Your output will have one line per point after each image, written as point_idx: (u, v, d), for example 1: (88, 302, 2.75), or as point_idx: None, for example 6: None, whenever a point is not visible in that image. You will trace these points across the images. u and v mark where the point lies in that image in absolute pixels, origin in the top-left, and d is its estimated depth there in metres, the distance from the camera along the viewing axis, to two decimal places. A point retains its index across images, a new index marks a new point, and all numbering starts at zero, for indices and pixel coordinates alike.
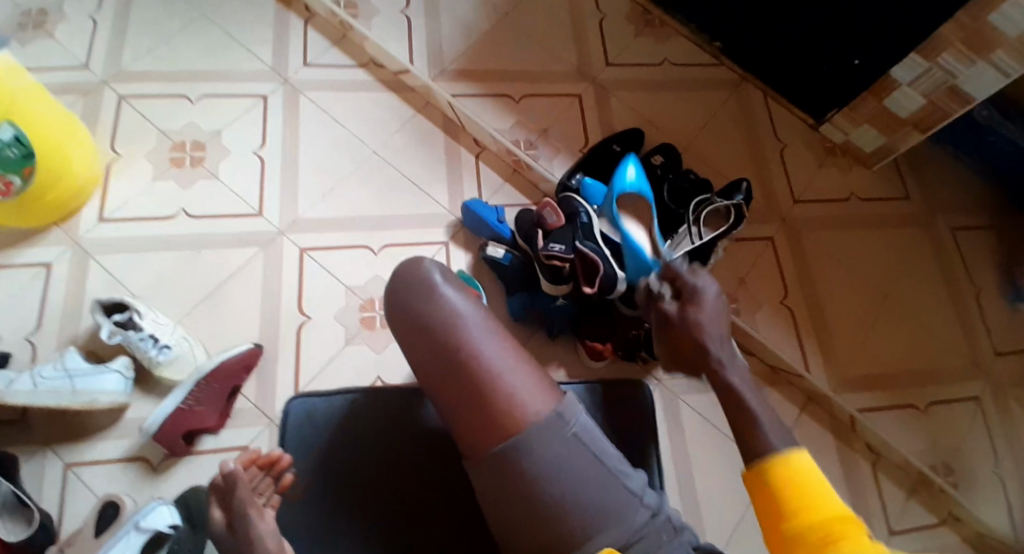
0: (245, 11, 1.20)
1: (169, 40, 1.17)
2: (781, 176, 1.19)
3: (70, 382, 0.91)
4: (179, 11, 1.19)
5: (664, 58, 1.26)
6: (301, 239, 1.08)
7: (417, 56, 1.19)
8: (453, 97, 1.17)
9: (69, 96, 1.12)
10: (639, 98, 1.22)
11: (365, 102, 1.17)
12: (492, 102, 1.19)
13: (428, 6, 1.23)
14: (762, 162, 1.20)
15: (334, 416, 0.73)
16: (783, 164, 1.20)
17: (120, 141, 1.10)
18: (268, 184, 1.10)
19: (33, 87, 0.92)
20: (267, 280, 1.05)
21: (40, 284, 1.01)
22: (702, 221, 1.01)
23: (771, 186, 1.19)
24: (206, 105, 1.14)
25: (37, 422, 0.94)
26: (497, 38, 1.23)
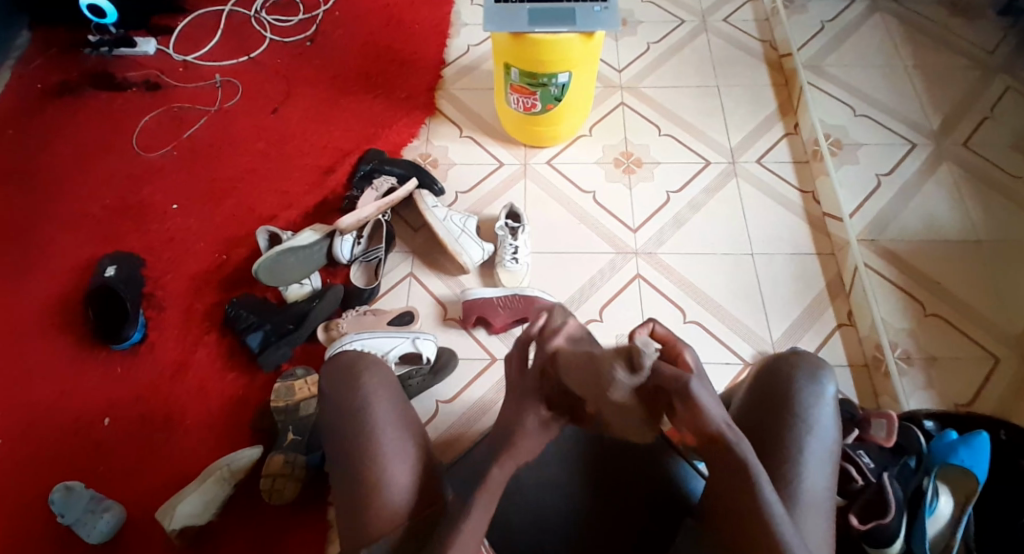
0: (464, 201, 1.54)
1: (409, 229, 1.55)
2: (947, 424, 1.23)
3: (302, 461, 1.30)
4: (413, 205, 1.57)
5: (829, 301, 1.39)
6: (462, 395, 1.37)
7: (596, 261, 1.44)
8: (610, 300, 1.40)
9: (316, 253, 1.44)
10: (782, 331, 1.36)
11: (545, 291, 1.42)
12: (653, 311, 1.39)
13: (603, 220, 1.48)
14: (928, 409, 1.26)
15: (534, 500, 0.95)
16: (953, 415, 1.24)
17: (359, 300, 1.46)
18: (462, 351, 1.41)
19: (293, 267, 1.42)
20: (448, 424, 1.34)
21: (297, 401, 1.36)
22: (850, 455, 1.18)
23: (926, 433, 1.22)
24: (421, 283, 1.48)
25: (277, 496, 1.29)
26: (664, 255, 1.44)
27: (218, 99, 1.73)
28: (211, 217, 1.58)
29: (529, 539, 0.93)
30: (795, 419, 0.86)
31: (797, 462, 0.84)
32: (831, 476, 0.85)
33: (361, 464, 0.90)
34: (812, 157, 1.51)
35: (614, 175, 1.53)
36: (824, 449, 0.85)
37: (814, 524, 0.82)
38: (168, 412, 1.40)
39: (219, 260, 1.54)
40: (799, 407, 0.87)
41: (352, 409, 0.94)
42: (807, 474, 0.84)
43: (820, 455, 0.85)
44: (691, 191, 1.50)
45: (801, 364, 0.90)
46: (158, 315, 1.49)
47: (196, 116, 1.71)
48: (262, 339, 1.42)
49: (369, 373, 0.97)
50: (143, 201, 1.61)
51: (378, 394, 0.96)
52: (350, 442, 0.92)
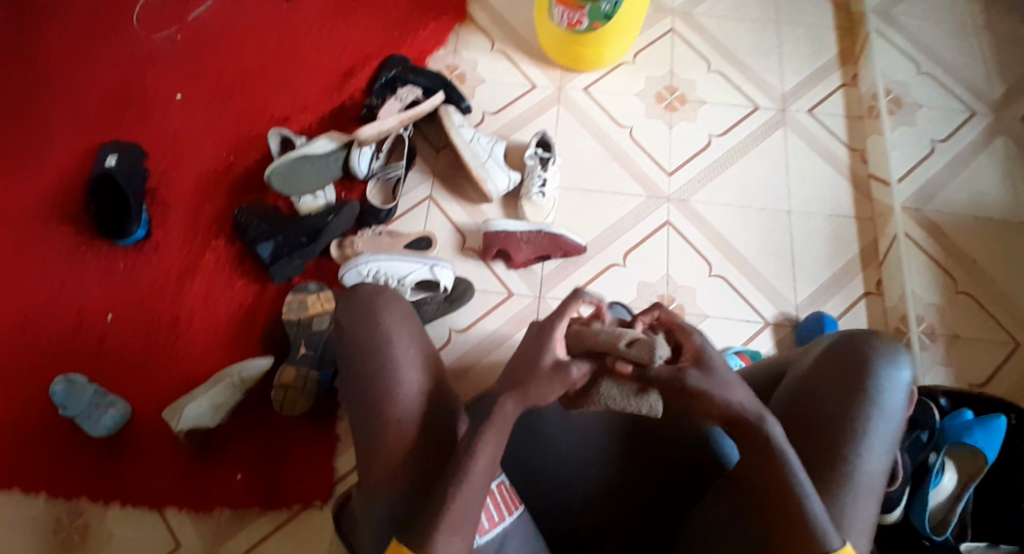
0: (493, 126, 1.46)
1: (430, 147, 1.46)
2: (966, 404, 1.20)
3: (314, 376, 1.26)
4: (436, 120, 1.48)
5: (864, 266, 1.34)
6: (477, 326, 1.33)
7: (629, 203, 1.39)
8: (641, 241, 1.36)
9: (331, 161, 1.37)
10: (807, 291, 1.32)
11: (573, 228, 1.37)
12: (680, 259, 1.34)
13: (636, 159, 1.42)
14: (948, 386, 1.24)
15: (563, 453, 0.95)
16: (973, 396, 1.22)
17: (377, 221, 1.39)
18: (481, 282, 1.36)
19: (308, 174, 1.36)
20: (459, 357, 1.31)
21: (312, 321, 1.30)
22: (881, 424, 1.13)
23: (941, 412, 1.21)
24: (440, 207, 1.42)
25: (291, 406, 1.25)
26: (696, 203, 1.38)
27: None
28: (219, 114, 1.49)
29: (547, 487, 0.94)
30: (866, 401, 0.81)
31: (858, 442, 0.80)
32: (887, 455, 0.81)
33: (371, 411, 0.83)
34: (866, 113, 1.43)
35: (654, 111, 1.45)
36: (890, 433, 0.80)
37: (863, 506, 0.79)
38: (170, 315, 1.37)
39: (227, 160, 1.46)
40: (873, 388, 0.82)
41: (367, 349, 0.85)
42: (866, 456, 0.79)
43: (886, 437, 0.80)
44: (732, 137, 1.42)
45: (880, 344, 0.84)
46: (162, 213, 1.43)
47: None
48: (273, 250, 1.36)
49: (387, 312, 0.88)
50: (148, 88, 1.50)
51: (397, 330, 0.86)
52: (365, 381, 0.84)
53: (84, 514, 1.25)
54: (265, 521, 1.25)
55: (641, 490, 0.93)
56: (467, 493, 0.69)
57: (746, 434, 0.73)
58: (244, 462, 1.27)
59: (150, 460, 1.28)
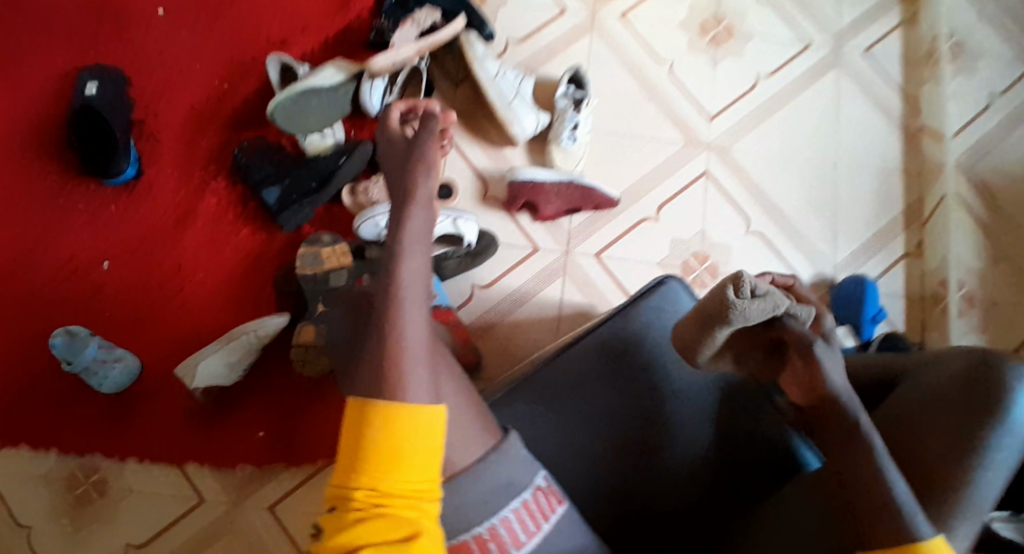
0: (521, 57, 1.33)
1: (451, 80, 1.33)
2: None
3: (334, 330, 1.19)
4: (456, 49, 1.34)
5: (909, 225, 1.27)
6: (500, 282, 1.26)
7: (667, 149, 1.29)
8: (677, 192, 1.27)
9: (339, 93, 1.25)
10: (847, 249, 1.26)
11: (606, 175, 1.28)
12: (716, 214, 1.27)
13: (674, 98, 1.31)
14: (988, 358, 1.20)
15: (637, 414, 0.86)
16: None
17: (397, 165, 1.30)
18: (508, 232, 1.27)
19: (315, 109, 1.23)
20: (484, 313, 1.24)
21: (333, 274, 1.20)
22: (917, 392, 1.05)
23: None
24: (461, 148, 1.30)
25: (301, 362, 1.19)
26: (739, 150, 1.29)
27: None
28: (212, 34, 1.34)
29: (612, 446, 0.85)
30: (992, 422, 0.71)
31: (974, 468, 0.71)
32: (1006, 481, 0.72)
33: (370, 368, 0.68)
34: (925, 57, 1.32)
35: (698, 44, 1.33)
36: (1013, 461, 0.71)
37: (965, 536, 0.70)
38: (172, 259, 1.28)
39: (225, 87, 1.32)
40: (1003, 411, 0.72)
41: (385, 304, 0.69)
42: (982, 485, 0.71)
43: (1004, 466, 0.71)
44: (783, 76, 1.31)
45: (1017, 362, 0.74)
46: (156, 144, 1.31)
47: None
48: (280, 195, 1.25)
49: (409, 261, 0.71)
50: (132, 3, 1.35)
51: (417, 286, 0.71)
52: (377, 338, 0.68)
53: (100, 469, 1.21)
54: (288, 477, 1.21)
55: (708, 470, 0.85)
56: (405, 333, 0.68)
57: (833, 422, 0.74)
58: (264, 420, 1.23)
59: (163, 414, 1.23)
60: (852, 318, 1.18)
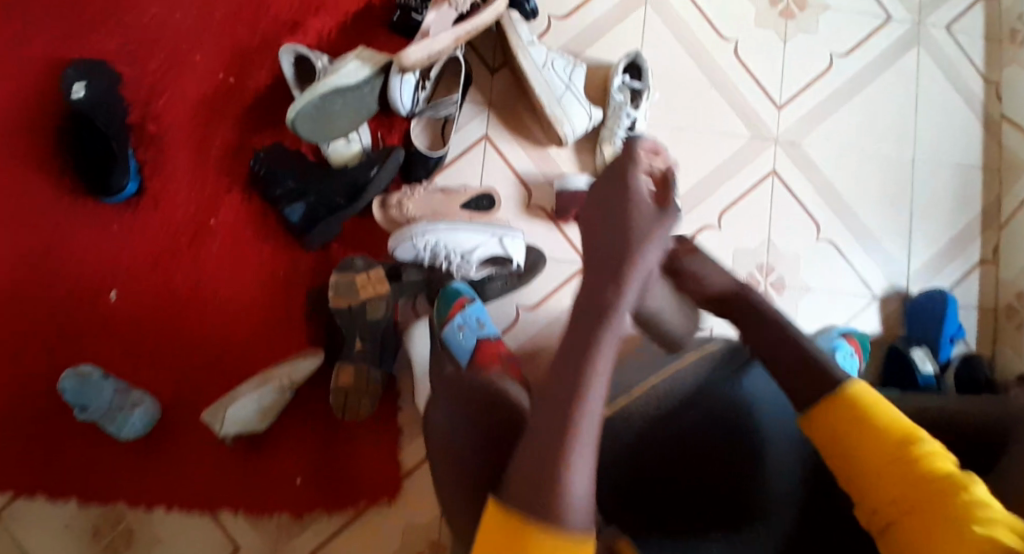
0: (568, 42, 1.17)
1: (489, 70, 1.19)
2: None
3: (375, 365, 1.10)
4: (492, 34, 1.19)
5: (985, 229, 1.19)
6: (549, 300, 1.19)
7: (732, 144, 1.17)
8: (741, 196, 1.17)
9: (365, 92, 1.08)
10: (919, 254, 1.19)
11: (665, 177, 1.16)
12: (783, 216, 1.17)
13: (739, 86, 1.18)
14: None
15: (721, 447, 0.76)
16: None
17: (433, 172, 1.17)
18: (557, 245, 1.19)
19: (338, 112, 1.07)
20: (534, 336, 1.18)
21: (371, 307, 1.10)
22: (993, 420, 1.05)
23: None
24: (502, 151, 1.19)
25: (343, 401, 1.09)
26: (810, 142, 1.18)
27: None
28: (212, 17, 1.16)
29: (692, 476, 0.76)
30: None
31: None
32: None
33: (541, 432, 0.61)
34: (1010, 37, 1.20)
35: (767, 19, 1.18)
36: None
37: None
38: (185, 282, 1.14)
39: (230, 81, 1.15)
40: None
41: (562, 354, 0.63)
42: None
43: None
44: (863, 55, 1.19)
45: None
46: (155, 150, 1.14)
47: None
48: (306, 212, 1.11)
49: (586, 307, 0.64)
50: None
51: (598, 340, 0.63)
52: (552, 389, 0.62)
53: (125, 518, 1.11)
54: (327, 523, 1.12)
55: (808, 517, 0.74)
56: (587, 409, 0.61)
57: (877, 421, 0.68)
58: (300, 464, 1.12)
59: (187, 456, 1.12)
60: (929, 336, 1.12)
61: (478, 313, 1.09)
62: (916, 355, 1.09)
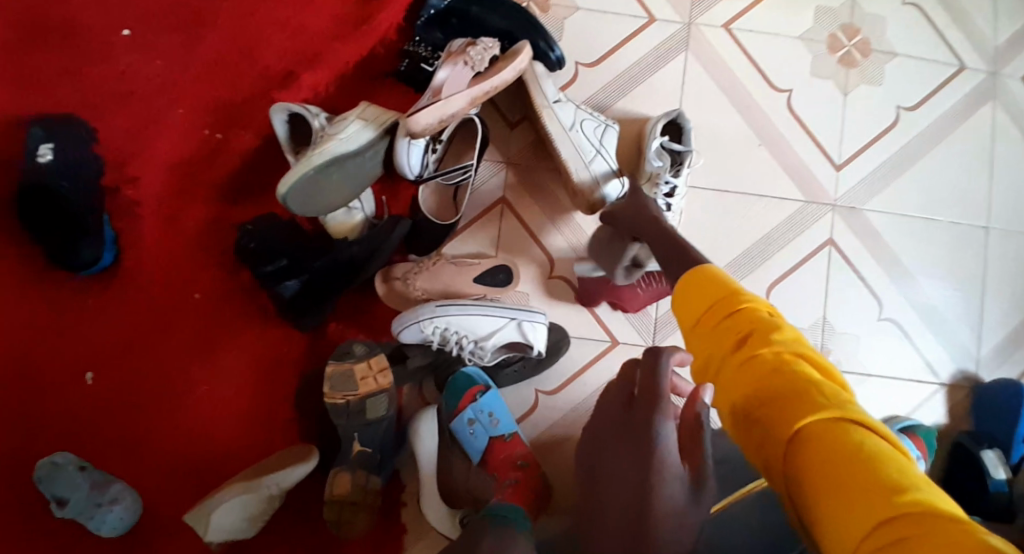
0: (598, 93, 1.04)
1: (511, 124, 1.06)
2: None
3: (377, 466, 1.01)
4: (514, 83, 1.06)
5: None
6: (570, 385, 1.05)
7: (785, 209, 1.03)
8: (795, 268, 1.03)
9: (368, 157, 0.98)
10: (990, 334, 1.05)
11: (709, 245, 1.02)
12: (841, 293, 1.03)
13: (792, 143, 1.04)
14: None
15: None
16: None
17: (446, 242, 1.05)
18: (583, 322, 1.06)
19: (336, 180, 0.96)
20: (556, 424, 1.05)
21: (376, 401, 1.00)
22: None
23: None
24: (521, 216, 1.06)
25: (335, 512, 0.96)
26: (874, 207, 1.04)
27: None
28: (193, 63, 1.01)
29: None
30: None
31: None
32: None
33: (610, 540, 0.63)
34: None
35: (824, 66, 1.04)
36: None
37: None
38: (166, 365, 1.02)
39: (216, 139, 1.02)
40: None
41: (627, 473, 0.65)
42: None
43: None
44: (930, 110, 1.04)
45: None
46: (133, 217, 1.02)
47: None
48: (300, 288, 1.01)
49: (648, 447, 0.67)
50: (78, 16, 1.00)
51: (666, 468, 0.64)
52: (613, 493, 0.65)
53: None
54: None
55: None
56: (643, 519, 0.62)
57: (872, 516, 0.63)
58: None
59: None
60: (1000, 437, 1.00)
61: (491, 405, 1.01)
62: (986, 459, 0.98)
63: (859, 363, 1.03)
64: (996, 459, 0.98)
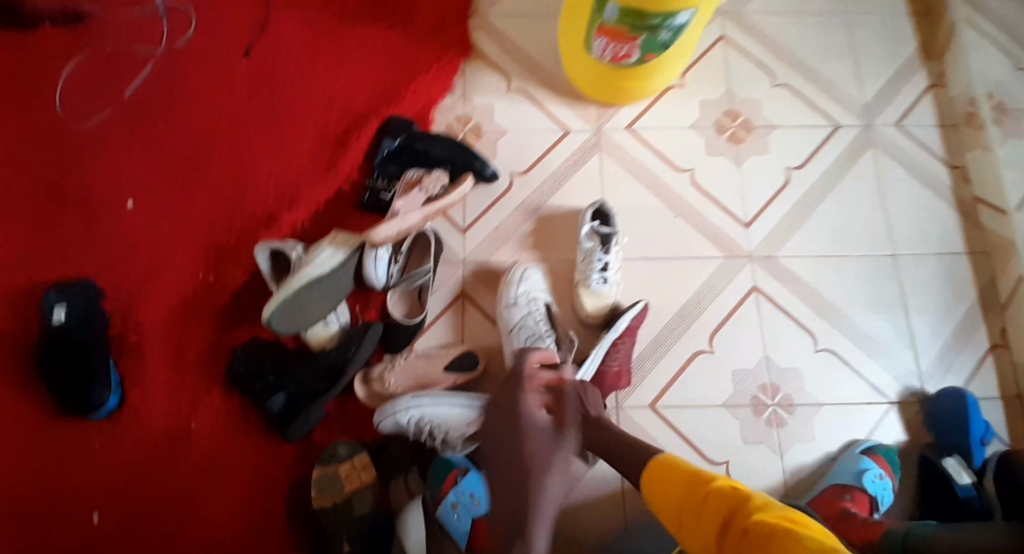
0: (532, 195, 1.20)
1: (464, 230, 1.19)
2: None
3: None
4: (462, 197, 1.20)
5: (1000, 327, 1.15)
6: None
7: (713, 267, 1.16)
8: (732, 316, 1.15)
9: (340, 276, 1.10)
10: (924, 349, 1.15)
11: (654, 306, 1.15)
12: (776, 333, 1.15)
13: (706, 211, 1.18)
14: None
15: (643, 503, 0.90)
16: None
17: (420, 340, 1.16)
18: None
19: (313, 299, 1.08)
20: None
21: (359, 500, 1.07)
22: None
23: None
24: (479, 308, 1.17)
25: None
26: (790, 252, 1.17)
27: (168, 36, 1.25)
28: (184, 221, 1.18)
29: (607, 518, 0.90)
30: None
31: None
32: None
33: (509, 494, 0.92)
34: (965, 121, 1.21)
35: (717, 144, 1.21)
36: None
37: None
38: (172, 491, 1.10)
39: (207, 281, 1.17)
40: None
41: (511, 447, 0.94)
42: None
43: None
44: (817, 165, 1.20)
45: None
46: (136, 359, 1.14)
47: (140, 63, 1.24)
48: (287, 402, 1.10)
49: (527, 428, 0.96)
50: (87, 198, 1.19)
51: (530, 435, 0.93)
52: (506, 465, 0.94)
53: None
54: None
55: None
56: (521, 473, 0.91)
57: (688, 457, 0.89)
58: None
59: None
60: (958, 443, 1.08)
61: (471, 486, 1.04)
62: (949, 465, 1.06)
63: (807, 394, 1.13)
64: (962, 465, 1.06)
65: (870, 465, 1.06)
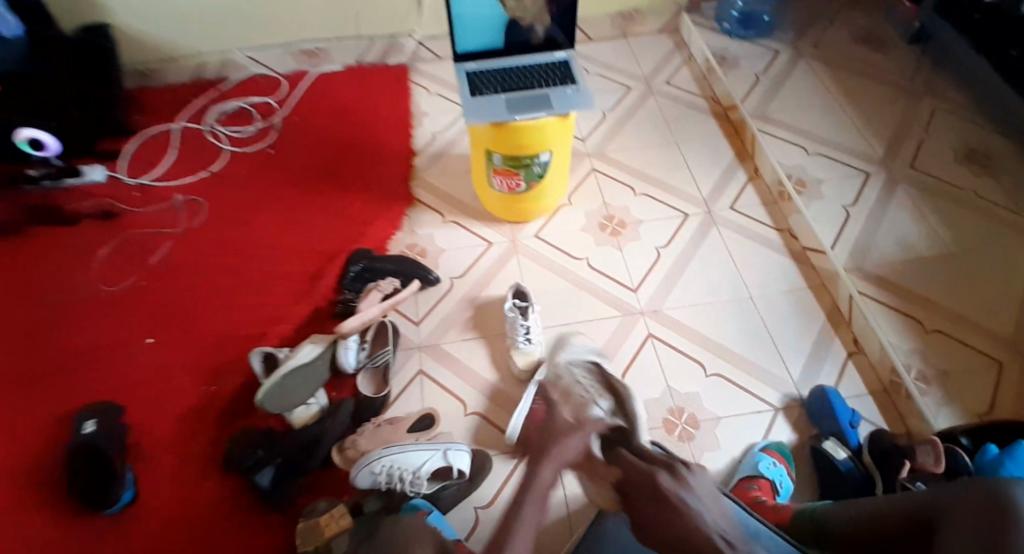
0: (468, 292, 1.54)
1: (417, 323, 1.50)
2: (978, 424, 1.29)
3: None
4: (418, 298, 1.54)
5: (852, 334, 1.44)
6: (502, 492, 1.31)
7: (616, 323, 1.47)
8: (635, 356, 1.43)
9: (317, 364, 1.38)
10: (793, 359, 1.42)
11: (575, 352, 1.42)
12: (673, 365, 1.42)
13: (602, 285, 1.52)
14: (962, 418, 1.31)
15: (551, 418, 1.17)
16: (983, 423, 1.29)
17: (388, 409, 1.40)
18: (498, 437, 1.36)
19: (295, 382, 1.34)
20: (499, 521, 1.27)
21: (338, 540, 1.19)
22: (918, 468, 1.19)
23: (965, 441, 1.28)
24: (435, 380, 1.43)
25: None
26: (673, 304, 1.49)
27: (183, 220, 1.65)
28: (191, 347, 1.47)
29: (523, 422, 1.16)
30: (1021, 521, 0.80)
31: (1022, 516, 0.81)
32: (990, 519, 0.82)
33: None
34: (780, 197, 1.62)
35: (603, 237, 1.59)
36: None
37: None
38: None
39: (209, 390, 1.42)
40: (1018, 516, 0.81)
41: None
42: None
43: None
44: (680, 242, 1.58)
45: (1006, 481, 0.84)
46: (149, 461, 1.34)
47: (161, 240, 1.62)
48: (274, 475, 1.28)
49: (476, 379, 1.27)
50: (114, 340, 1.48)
51: None
52: None
53: None
54: None
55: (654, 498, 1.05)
56: None
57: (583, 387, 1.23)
58: None
59: None
60: (833, 428, 1.30)
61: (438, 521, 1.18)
62: (829, 448, 1.27)
63: (709, 410, 1.37)
64: (841, 447, 1.27)
65: (768, 461, 1.26)
